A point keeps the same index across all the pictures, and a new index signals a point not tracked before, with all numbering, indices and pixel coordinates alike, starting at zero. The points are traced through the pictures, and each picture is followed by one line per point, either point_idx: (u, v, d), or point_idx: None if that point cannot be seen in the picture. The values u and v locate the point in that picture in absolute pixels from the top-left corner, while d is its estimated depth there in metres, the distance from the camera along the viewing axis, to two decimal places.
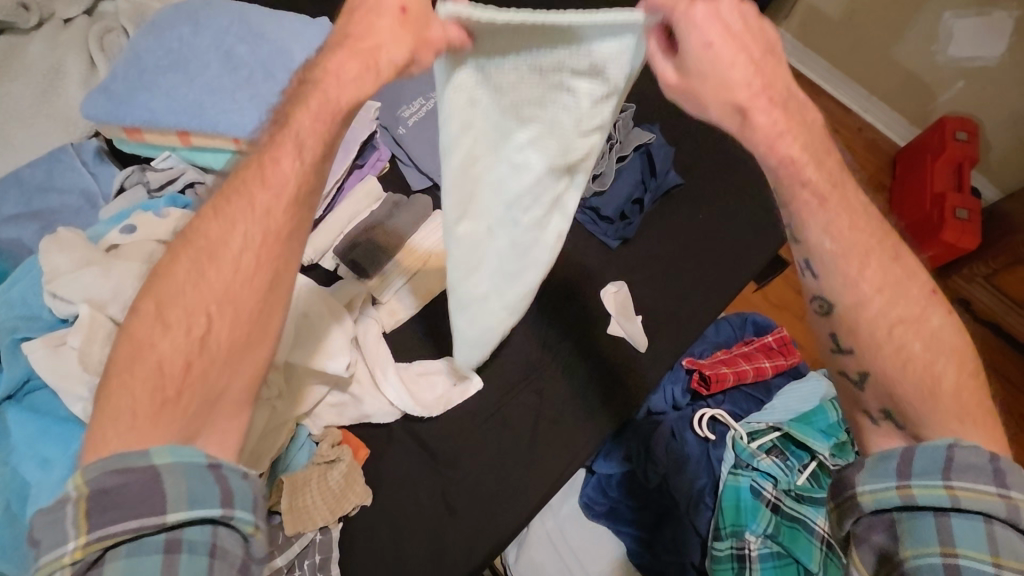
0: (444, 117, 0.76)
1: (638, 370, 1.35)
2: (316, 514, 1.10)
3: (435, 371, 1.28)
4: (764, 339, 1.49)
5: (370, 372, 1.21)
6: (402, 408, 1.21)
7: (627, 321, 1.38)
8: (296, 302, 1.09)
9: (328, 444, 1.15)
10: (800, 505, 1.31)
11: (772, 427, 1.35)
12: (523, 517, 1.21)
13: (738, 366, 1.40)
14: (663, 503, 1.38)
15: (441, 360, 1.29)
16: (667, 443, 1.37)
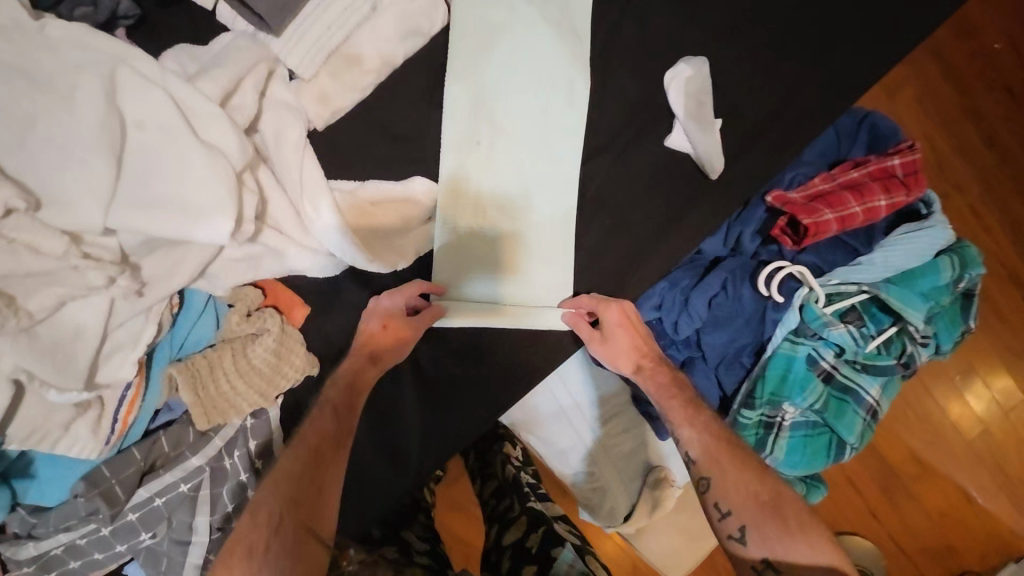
0: (481, 44, 0.88)
1: (700, 205, 0.92)
2: (240, 398, 0.79)
3: (404, 198, 0.86)
4: (887, 162, 1.01)
5: (295, 203, 0.77)
6: (348, 262, 0.79)
7: (704, 132, 0.89)
8: (128, 112, 0.57)
9: (240, 313, 0.78)
10: (857, 374, 1.07)
11: (863, 289, 1.00)
12: (514, 393, 0.90)
13: (847, 210, 0.95)
14: (687, 353, 1.09)
15: (411, 180, 0.86)
16: (711, 296, 1.02)
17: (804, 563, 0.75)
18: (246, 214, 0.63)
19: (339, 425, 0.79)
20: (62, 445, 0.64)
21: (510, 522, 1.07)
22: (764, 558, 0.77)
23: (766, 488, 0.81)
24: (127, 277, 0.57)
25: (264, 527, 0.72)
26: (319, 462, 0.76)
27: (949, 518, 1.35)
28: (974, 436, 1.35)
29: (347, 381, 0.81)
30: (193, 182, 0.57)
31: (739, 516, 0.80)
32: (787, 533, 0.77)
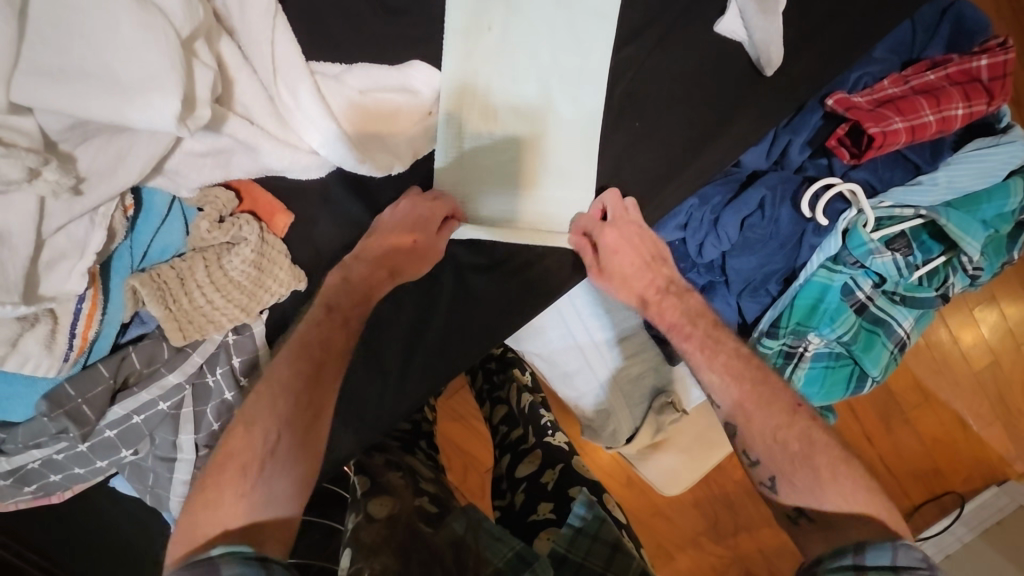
0: None
1: (748, 107, 0.78)
2: (217, 314, 0.70)
3: (400, 87, 0.72)
4: (971, 63, 0.85)
5: (268, 87, 0.64)
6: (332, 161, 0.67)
7: (765, 15, 0.72)
8: None
9: (210, 219, 0.67)
10: (892, 306, 0.97)
11: (920, 213, 0.88)
12: (514, 319, 0.79)
13: (918, 118, 0.81)
14: (708, 276, 0.99)
15: (407, 63, 0.73)
16: (744, 216, 0.90)
17: (844, 512, 0.66)
18: (199, 96, 0.50)
19: (343, 334, 0.72)
20: (14, 363, 0.57)
21: (523, 455, 1.16)
22: (798, 507, 0.69)
23: (795, 434, 0.72)
24: (55, 168, 0.45)
25: (259, 445, 0.65)
26: (317, 374, 0.70)
27: (942, 444, 1.31)
28: (982, 366, 1.30)
29: (344, 280, 0.73)
30: (122, 46, 0.44)
31: (770, 464, 0.72)
32: (820, 483, 0.69)
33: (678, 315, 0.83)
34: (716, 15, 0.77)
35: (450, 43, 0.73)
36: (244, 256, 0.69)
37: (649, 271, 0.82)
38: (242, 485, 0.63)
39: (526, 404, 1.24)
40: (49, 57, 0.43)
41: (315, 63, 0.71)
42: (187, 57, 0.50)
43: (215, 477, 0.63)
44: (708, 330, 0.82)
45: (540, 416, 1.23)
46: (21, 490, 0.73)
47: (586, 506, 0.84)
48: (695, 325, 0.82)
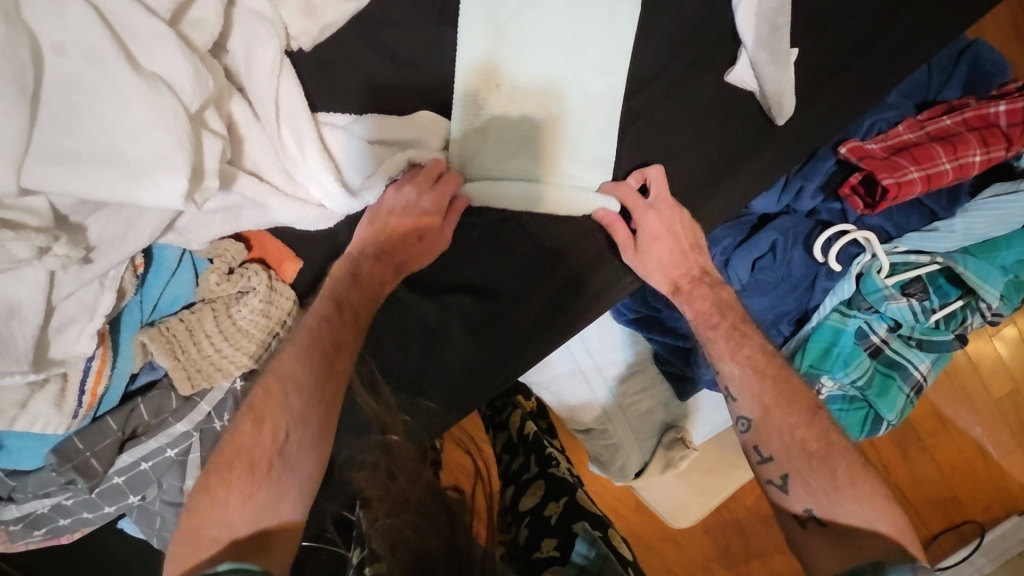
0: None
1: (761, 153, 0.77)
2: (222, 359, 0.70)
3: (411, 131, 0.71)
4: (988, 108, 0.83)
5: (276, 142, 0.65)
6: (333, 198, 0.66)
7: (777, 67, 0.72)
8: (40, 33, 0.43)
9: (220, 273, 0.68)
10: (908, 349, 0.95)
11: (937, 259, 0.86)
12: (521, 359, 0.79)
13: (935, 166, 0.80)
14: None
15: (418, 113, 0.72)
16: (754, 258, 0.88)
17: (861, 524, 0.62)
18: (207, 166, 0.50)
19: (355, 324, 0.68)
20: (23, 421, 0.58)
21: (527, 485, 1.15)
22: (807, 510, 0.66)
23: (814, 434, 0.68)
24: (65, 244, 0.46)
25: (269, 445, 0.62)
26: (326, 371, 0.66)
27: (961, 472, 1.28)
28: (1002, 394, 1.27)
29: (352, 272, 0.70)
30: (133, 126, 0.44)
31: (781, 461, 0.67)
32: (837, 486, 0.64)
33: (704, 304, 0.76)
34: (726, 63, 0.76)
35: (460, 69, 0.72)
36: (252, 305, 0.70)
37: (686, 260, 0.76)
38: (240, 497, 0.59)
39: (529, 432, 1.23)
40: (61, 140, 0.44)
41: (324, 114, 0.71)
42: (196, 128, 0.50)
43: (225, 468, 0.61)
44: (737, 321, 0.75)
45: (543, 444, 1.21)
46: (32, 533, 0.73)
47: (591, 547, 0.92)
48: (714, 319, 0.75)
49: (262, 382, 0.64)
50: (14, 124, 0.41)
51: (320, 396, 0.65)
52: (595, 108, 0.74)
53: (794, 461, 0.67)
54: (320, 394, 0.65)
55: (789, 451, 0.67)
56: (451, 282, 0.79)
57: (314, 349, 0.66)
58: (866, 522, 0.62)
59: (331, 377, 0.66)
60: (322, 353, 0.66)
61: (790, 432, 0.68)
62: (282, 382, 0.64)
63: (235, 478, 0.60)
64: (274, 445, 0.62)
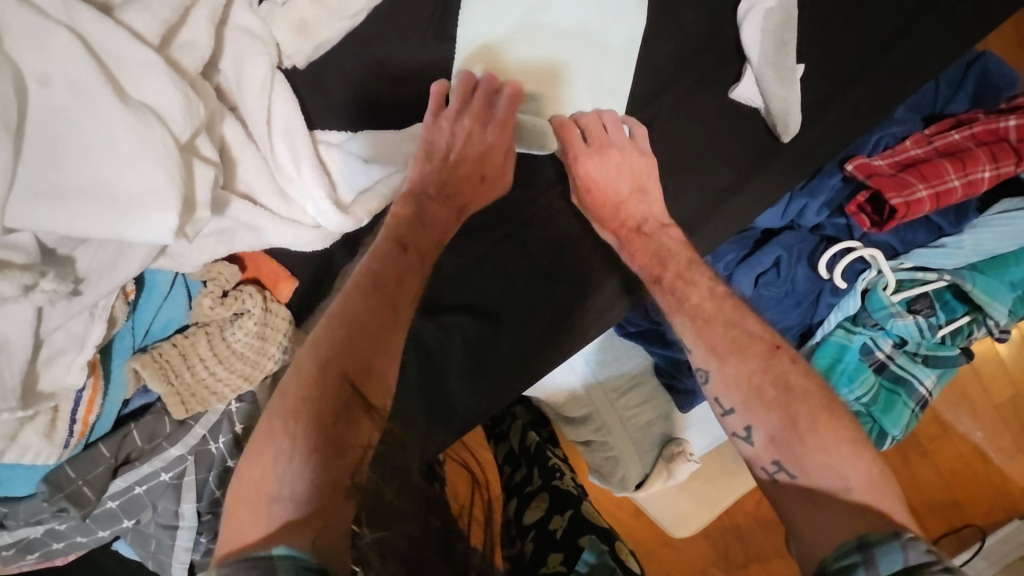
0: None
1: (765, 170, 0.75)
2: (217, 381, 0.69)
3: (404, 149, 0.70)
4: (997, 122, 0.81)
5: (271, 164, 0.63)
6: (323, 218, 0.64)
7: (782, 84, 0.70)
8: (21, 63, 0.41)
9: (213, 296, 0.67)
10: (913, 364, 0.94)
11: (944, 276, 0.85)
12: (520, 376, 0.77)
13: (943, 184, 0.78)
14: None
15: (413, 126, 0.71)
16: (758, 274, 0.87)
17: (837, 487, 0.54)
18: (199, 197, 0.49)
19: (419, 268, 0.66)
20: (13, 454, 0.56)
21: (530, 499, 1.14)
22: (776, 461, 0.58)
23: (773, 379, 0.61)
24: (52, 279, 0.45)
25: (331, 388, 0.57)
26: (388, 316, 0.62)
27: (961, 476, 1.27)
28: (1003, 399, 1.26)
29: (416, 215, 0.67)
30: (123, 161, 0.43)
31: (744, 411, 0.60)
32: (801, 439, 0.57)
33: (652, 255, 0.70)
34: (731, 80, 0.74)
35: (465, 46, 0.71)
36: (246, 326, 0.69)
37: (625, 210, 0.72)
38: (295, 451, 0.54)
39: (531, 443, 1.23)
40: (47, 176, 0.42)
41: (321, 132, 0.69)
42: (187, 156, 0.48)
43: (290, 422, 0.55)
44: (680, 270, 0.69)
45: (545, 455, 1.20)
46: (25, 557, 0.72)
47: (595, 554, 0.94)
48: None
49: (321, 324, 0.61)
50: None
51: (378, 341, 0.61)
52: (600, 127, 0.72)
53: (759, 413, 0.60)
54: (378, 337, 0.61)
55: (755, 405, 0.60)
56: (448, 301, 0.77)
57: (380, 294, 0.62)
58: (836, 476, 0.54)
59: (386, 321, 0.62)
60: (383, 296, 0.62)
61: (749, 378, 0.61)
62: (342, 324, 0.60)
63: (300, 434, 0.55)
64: (331, 391, 0.57)
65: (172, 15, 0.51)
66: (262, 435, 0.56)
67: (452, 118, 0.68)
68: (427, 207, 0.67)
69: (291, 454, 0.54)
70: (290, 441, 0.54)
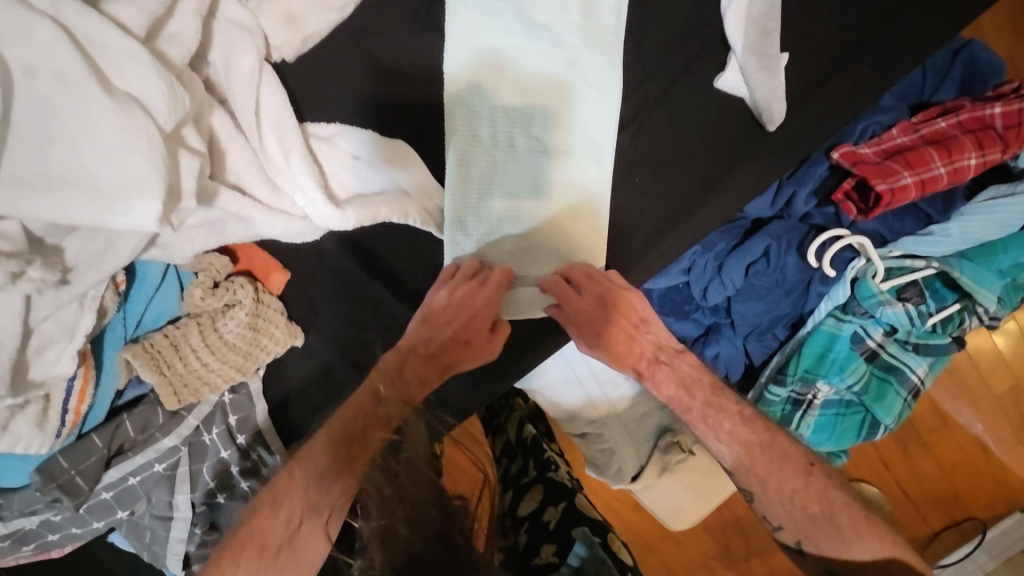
0: None
1: (753, 158, 0.75)
2: (210, 373, 0.70)
3: (391, 162, 0.70)
4: (983, 110, 0.82)
5: (259, 155, 0.64)
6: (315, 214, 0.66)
7: (767, 72, 0.70)
8: (7, 54, 0.42)
9: (204, 287, 0.67)
10: (904, 353, 0.94)
11: (932, 263, 0.85)
12: (513, 367, 0.78)
13: (929, 171, 0.78)
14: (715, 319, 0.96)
15: (396, 142, 0.71)
16: (748, 263, 0.88)
17: (868, 557, 0.68)
18: (184, 186, 0.50)
19: (384, 420, 0.70)
20: (5, 443, 0.57)
21: (526, 490, 1.15)
22: (826, 567, 0.70)
23: (812, 494, 0.71)
24: (39, 267, 0.46)
25: (289, 526, 0.69)
26: (358, 457, 0.69)
27: (962, 469, 1.27)
28: (1003, 391, 1.25)
29: (397, 366, 0.72)
30: (105, 150, 0.44)
31: (793, 528, 0.71)
32: (846, 545, 0.68)
33: (675, 384, 0.76)
34: (716, 68, 0.74)
35: (461, 42, 0.71)
36: (236, 317, 0.69)
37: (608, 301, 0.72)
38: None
39: (528, 436, 1.23)
40: (33, 165, 0.43)
41: (310, 125, 0.70)
42: (173, 146, 0.49)
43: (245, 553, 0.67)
44: (707, 399, 0.75)
45: (541, 448, 1.21)
46: (20, 549, 0.73)
47: (586, 546, 0.97)
48: None
49: (296, 457, 0.71)
50: None
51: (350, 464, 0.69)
52: (590, 125, 0.73)
53: (804, 526, 0.70)
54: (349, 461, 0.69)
55: (799, 522, 0.71)
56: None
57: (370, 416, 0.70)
58: (873, 556, 0.68)
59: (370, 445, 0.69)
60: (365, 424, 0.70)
61: (784, 487, 0.72)
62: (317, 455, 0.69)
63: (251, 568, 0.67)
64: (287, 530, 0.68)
65: (158, 8, 0.52)
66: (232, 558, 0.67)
67: (448, 293, 0.70)
68: (406, 366, 0.71)
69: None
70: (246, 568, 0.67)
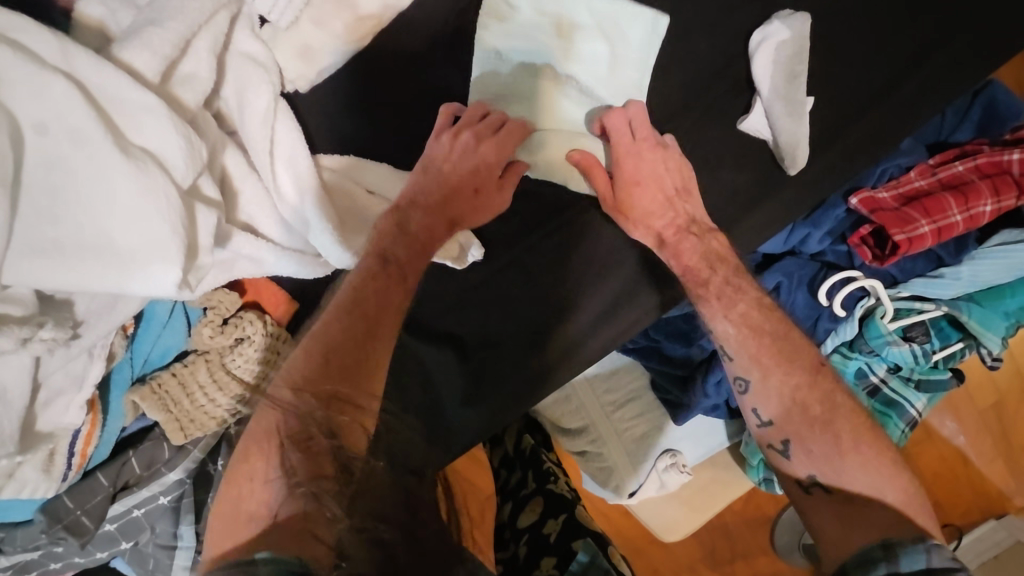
0: None
1: (773, 196, 0.74)
2: (212, 407, 0.67)
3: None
4: (1001, 155, 0.81)
5: (272, 193, 0.61)
6: (324, 253, 0.63)
7: (790, 119, 0.70)
8: (20, 113, 0.40)
9: (213, 326, 0.66)
10: (906, 387, 0.93)
11: (940, 306, 0.87)
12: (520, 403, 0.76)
13: (946, 219, 0.79)
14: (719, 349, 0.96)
15: (411, 172, 0.69)
16: (757, 299, 0.87)
17: (863, 490, 0.59)
18: (201, 242, 0.48)
19: (397, 288, 0.62)
20: (10, 489, 0.56)
21: (525, 502, 1.06)
22: (810, 476, 0.61)
23: (817, 396, 0.62)
24: (50, 328, 0.44)
25: (298, 407, 0.54)
26: (370, 331, 0.59)
27: (944, 479, 1.17)
28: (986, 405, 1.16)
29: (398, 227, 0.64)
30: (125, 215, 0.42)
31: (782, 426, 0.63)
32: (840, 453, 0.60)
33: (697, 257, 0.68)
34: (739, 111, 0.73)
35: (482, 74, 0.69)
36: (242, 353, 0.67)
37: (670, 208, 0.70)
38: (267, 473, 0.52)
39: (526, 446, 1.13)
40: (44, 231, 0.41)
41: (321, 157, 0.67)
42: (189, 200, 0.47)
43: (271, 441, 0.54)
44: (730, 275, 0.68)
45: (540, 459, 1.11)
46: None
47: (589, 554, 0.89)
48: None
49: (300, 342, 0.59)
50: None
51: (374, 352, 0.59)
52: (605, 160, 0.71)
53: (800, 432, 0.61)
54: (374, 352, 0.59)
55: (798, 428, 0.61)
56: (437, 331, 0.75)
57: (366, 298, 0.60)
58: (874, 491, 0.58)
59: (387, 315, 0.61)
60: (371, 284, 0.61)
61: (792, 363, 0.64)
62: (315, 337, 0.58)
63: (273, 456, 0.53)
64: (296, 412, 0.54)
65: (173, 50, 0.51)
66: (241, 462, 0.54)
67: (449, 137, 0.66)
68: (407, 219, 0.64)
69: (272, 468, 0.52)
70: (266, 457, 0.53)
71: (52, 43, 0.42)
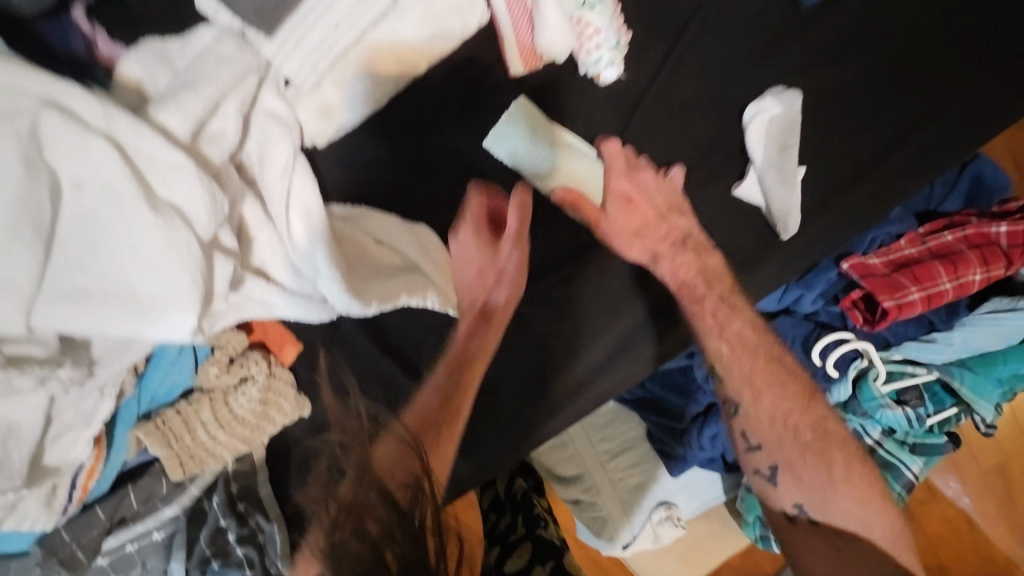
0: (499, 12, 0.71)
1: (767, 257, 0.76)
2: (215, 443, 0.69)
3: (416, 249, 0.71)
4: (988, 227, 0.84)
5: (285, 241, 0.64)
6: (327, 294, 0.64)
7: (782, 188, 0.73)
8: (62, 168, 0.44)
9: (219, 365, 0.68)
10: (902, 450, 0.92)
11: (933, 370, 0.88)
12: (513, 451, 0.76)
13: (935, 286, 0.82)
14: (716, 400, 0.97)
15: (418, 225, 0.72)
16: None
17: (845, 524, 0.70)
18: (217, 289, 0.51)
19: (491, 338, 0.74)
20: (11, 521, 0.57)
21: (513, 548, 1.00)
22: (800, 503, 0.72)
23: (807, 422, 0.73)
24: (68, 368, 0.47)
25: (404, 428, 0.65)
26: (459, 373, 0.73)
27: (946, 541, 1.14)
28: (988, 467, 1.15)
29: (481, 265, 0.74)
30: (147, 266, 0.45)
31: (770, 448, 0.73)
32: (831, 484, 0.71)
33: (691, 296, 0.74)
34: (734, 177, 0.76)
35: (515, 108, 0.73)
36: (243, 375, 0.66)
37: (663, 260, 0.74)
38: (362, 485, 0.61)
39: (518, 490, 1.11)
40: (73, 278, 0.44)
41: (332, 207, 0.71)
42: (210, 251, 0.51)
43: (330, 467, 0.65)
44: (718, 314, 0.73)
45: (532, 504, 1.08)
46: None
47: None
48: None
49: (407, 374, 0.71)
50: (29, 268, 0.42)
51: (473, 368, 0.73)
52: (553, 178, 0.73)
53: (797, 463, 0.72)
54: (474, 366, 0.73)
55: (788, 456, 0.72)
56: None
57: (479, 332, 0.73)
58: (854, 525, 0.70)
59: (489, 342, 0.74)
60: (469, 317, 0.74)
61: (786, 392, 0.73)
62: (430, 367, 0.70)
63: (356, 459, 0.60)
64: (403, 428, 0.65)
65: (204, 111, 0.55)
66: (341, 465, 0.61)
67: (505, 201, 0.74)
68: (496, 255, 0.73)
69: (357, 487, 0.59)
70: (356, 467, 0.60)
71: (96, 108, 0.46)
